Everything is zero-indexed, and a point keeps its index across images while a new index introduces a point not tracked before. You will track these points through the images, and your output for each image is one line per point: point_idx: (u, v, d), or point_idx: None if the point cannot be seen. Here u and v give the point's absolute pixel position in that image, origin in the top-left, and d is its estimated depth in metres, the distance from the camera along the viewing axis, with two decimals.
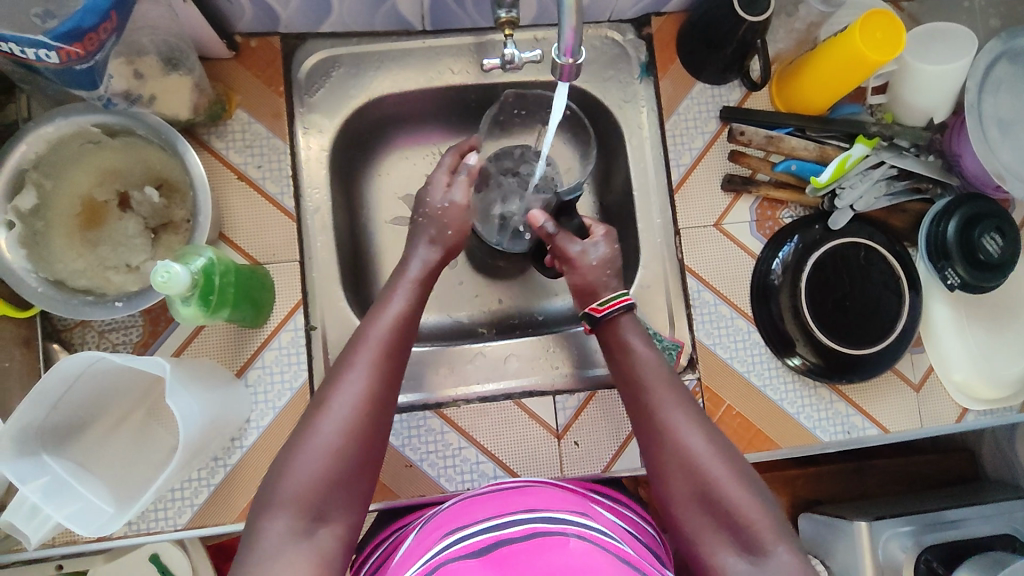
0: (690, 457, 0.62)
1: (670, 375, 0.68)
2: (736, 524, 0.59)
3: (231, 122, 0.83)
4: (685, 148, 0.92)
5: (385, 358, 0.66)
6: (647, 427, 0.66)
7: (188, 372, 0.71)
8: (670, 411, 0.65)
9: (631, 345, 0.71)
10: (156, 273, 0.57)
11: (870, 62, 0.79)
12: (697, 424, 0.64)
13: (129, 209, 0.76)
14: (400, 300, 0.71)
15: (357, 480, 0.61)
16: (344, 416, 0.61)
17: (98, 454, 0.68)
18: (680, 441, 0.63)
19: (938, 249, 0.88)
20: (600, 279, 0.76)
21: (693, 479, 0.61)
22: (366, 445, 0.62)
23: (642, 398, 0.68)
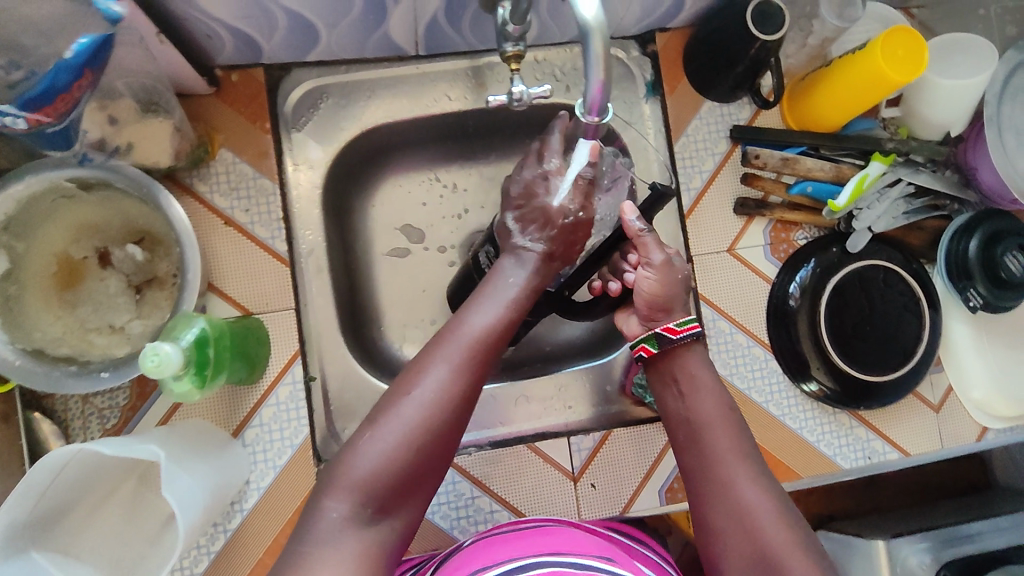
0: (751, 516, 0.57)
1: (735, 419, 0.64)
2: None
3: (215, 164, 0.77)
4: (695, 170, 0.88)
5: (477, 355, 0.57)
6: (706, 473, 0.61)
7: (178, 441, 0.66)
8: (732, 462, 0.60)
9: (698, 380, 0.65)
10: (145, 357, 0.52)
11: (890, 82, 0.75)
12: (760, 480, 0.60)
13: (109, 265, 0.71)
14: (501, 292, 0.60)
15: (424, 478, 0.54)
16: (431, 395, 0.54)
17: (89, 537, 0.64)
18: (742, 496, 0.59)
19: (959, 268, 0.86)
20: (676, 296, 0.66)
21: (753, 542, 0.56)
22: (441, 445, 0.55)
23: (701, 438, 0.63)
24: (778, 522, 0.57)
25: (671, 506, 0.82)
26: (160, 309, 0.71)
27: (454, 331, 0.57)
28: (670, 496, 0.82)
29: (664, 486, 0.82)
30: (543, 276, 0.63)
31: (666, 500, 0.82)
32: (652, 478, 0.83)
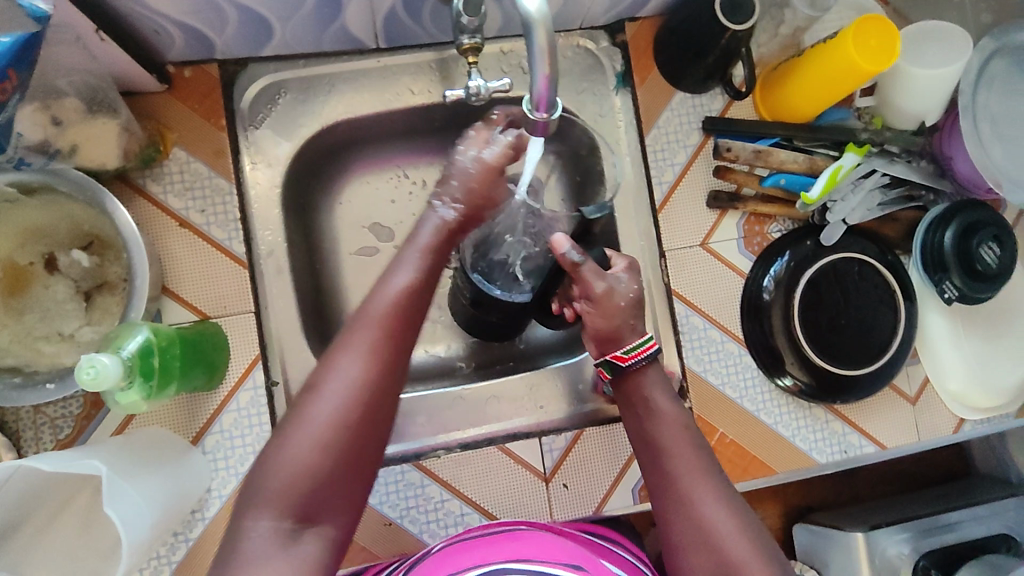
0: (712, 530, 0.57)
1: (696, 437, 0.63)
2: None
3: (168, 163, 0.75)
4: (667, 163, 0.86)
5: (388, 339, 0.56)
6: (666, 491, 0.61)
7: (130, 454, 0.65)
8: (693, 478, 0.60)
9: (654, 401, 0.66)
10: (81, 369, 0.49)
11: (862, 72, 0.73)
12: (720, 492, 0.59)
13: (57, 271, 0.68)
14: (406, 271, 0.59)
15: (351, 477, 0.53)
16: (336, 405, 0.53)
17: (39, 551, 0.62)
18: (702, 511, 0.58)
19: (935, 260, 0.85)
20: (625, 322, 0.66)
21: (716, 561, 0.56)
22: (366, 438, 0.53)
23: (661, 456, 0.62)
24: (739, 534, 0.57)
25: (645, 505, 0.81)
26: (111, 315, 0.68)
27: (361, 319, 0.56)
28: (644, 495, 0.81)
29: (638, 485, 0.81)
30: (448, 246, 0.63)
31: (639, 499, 0.81)
32: (625, 477, 0.81)
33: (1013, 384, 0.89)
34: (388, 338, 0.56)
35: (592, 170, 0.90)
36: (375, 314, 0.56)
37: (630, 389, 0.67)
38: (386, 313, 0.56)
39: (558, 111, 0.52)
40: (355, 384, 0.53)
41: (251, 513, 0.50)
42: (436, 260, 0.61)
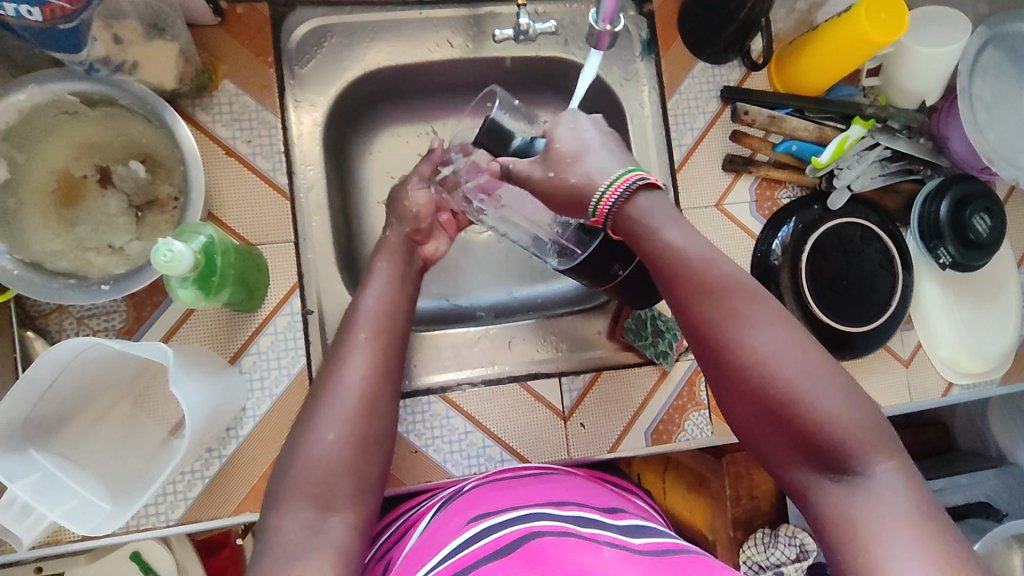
0: (763, 370, 0.56)
1: (732, 272, 0.60)
2: (821, 447, 0.55)
3: (218, 94, 0.78)
4: (686, 127, 0.92)
5: (378, 341, 0.68)
6: (706, 339, 0.59)
7: (186, 360, 0.67)
8: (731, 329, 0.58)
9: (677, 245, 0.60)
10: (157, 252, 0.52)
11: (874, 41, 0.79)
12: (764, 330, 0.57)
13: (110, 185, 0.71)
14: (377, 290, 0.72)
15: (368, 454, 0.62)
16: (348, 399, 0.63)
17: (85, 447, 0.64)
18: (747, 354, 0.57)
19: (930, 228, 0.90)
20: (578, 183, 0.64)
21: (765, 407, 0.57)
22: (375, 421, 0.64)
23: (691, 312, 0.60)
24: (793, 368, 0.56)
25: (657, 446, 0.85)
26: (160, 231, 0.71)
27: (355, 323, 0.69)
28: (656, 437, 0.85)
29: (650, 428, 0.85)
30: (410, 258, 0.78)
31: (651, 441, 0.85)
32: (639, 419, 0.85)
33: (998, 351, 0.95)
34: (380, 339, 0.69)
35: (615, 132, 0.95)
36: (363, 323, 0.69)
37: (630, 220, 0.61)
38: (369, 323, 0.69)
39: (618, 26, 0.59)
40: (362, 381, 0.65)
41: (280, 500, 0.57)
42: (400, 281, 0.75)
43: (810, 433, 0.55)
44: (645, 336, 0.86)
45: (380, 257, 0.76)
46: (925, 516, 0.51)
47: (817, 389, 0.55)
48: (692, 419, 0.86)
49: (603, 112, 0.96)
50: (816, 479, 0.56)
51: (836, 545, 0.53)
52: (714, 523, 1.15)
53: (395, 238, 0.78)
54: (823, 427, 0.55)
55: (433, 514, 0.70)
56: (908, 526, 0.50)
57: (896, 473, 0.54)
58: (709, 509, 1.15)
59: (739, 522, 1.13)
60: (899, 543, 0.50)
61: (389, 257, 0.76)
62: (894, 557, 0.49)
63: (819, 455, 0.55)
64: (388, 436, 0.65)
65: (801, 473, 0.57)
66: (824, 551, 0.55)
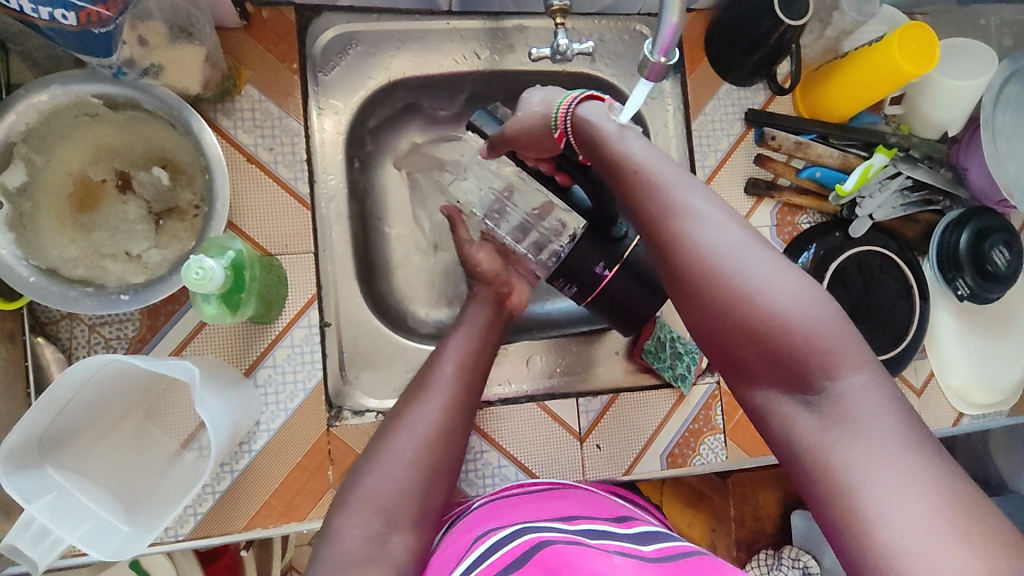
0: (714, 268, 0.51)
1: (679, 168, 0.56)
2: (781, 352, 0.49)
3: (240, 99, 0.76)
4: (711, 149, 0.91)
5: (467, 380, 0.70)
6: (653, 239, 0.54)
7: (204, 373, 0.65)
8: (675, 221, 0.53)
9: (620, 144, 0.57)
10: (190, 270, 0.51)
11: (903, 73, 0.79)
12: (710, 223, 0.53)
13: (130, 191, 0.69)
14: (468, 330, 0.75)
15: (434, 485, 0.62)
16: (424, 430, 0.65)
17: (96, 461, 0.61)
18: (696, 250, 0.52)
19: (949, 259, 0.91)
20: (538, 113, 0.66)
21: (718, 308, 0.51)
22: (446, 452, 0.65)
23: (637, 208, 0.55)
24: (748, 266, 0.51)
25: (671, 470, 0.85)
26: (180, 240, 0.69)
27: (438, 360, 0.72)
28: (671, 460, 0.85)
29: (666, 451, 0.85)
30: (503, 312, 0.79)
31: (667, 464, 0.85)
32: (655, 442, 0.85)
33: (1009, 383, 0.96)
34: (464, 374, 0.71)
35: None
36: (451, 359, 0.71)
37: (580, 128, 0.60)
38: (458, 360, 0.71)
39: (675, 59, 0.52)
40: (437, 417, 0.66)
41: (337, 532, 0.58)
42: (493, 326, 0.77)
43: (770, 342, 0.49)
44: (664, 359, 0.85)
45: (470, 307, 0.78)
46: (905, 429, 0.45)
47: (775, 290, 0.50)
48: (708, 443, 0.85)
49: None
50: (778, 393, 0.50)
51: (812, 483, 0.47)
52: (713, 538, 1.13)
53: (486, 294, 0.79)
54: (782, 331, 0.49)
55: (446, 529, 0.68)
56: (887, 452, 0.44)
57: (864, 383, 0.47)
58: (707, 524, 1.14)
59: (742, 544, 1.14)
60: (875, 471, 0.43)
61: (483, 305, 0.78)
62: (871, 486, 0.43)
63: (781, 368, 0.49)
64: (457, 467, 0.65)
65: (766, 394, 0.51)
66: (806, 495, 0.48)
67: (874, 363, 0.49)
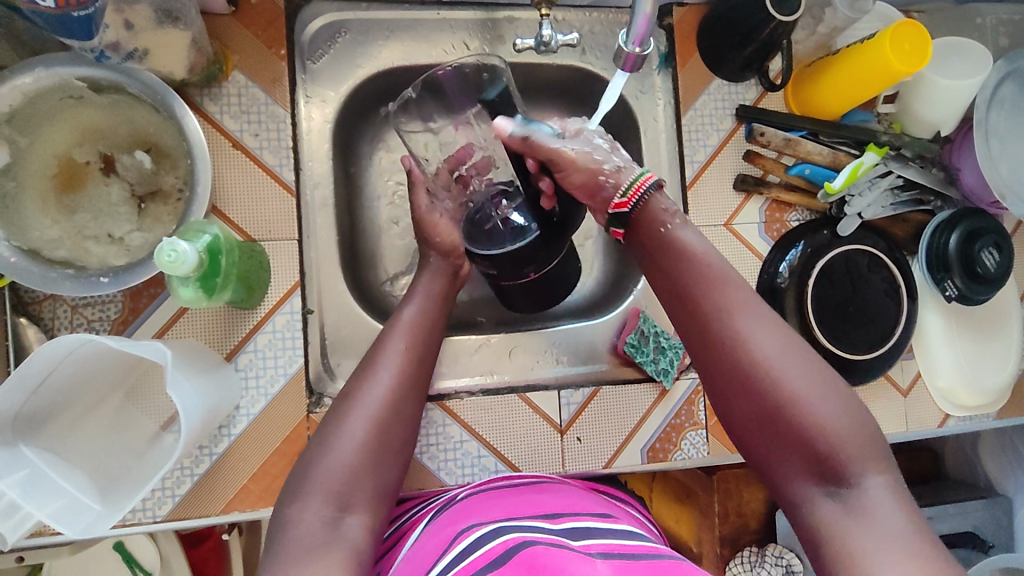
0: (761, 364, 0.55)
1: (734, 271, 0.60)
2: (815, 448, 0.53)
3: (227, 85, 0.76)
4: (700, 144, 0.90)
5: (416, 351, 0.69)
6: (703, 330, 0.59)
7: (181, 358, 0.66)
8: (728, 316, 0.58)
9: (676, 238, 0.62)
10: (161, 251, 0.51)
11: (893, 71, 0.79)
12: (759, 326, 0.57)
13: (113, 173, 0.69)
14: (415, 303, 0.73)
15: (388, 459, 0.62)
16: (373, 408, 0.63)
17: (75, 440, 0.62)
18: (747, 344, 0.56)
19: (939, 261, 0.90)
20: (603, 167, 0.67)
21: (760, 401, 0.55)
22: (397, 427, 0.64)
23: (691, 301, 0.60)
24: (793, 367, 0.55)
25: (653, 465, 0.84)
26: (162, 223, 0.69)
27: (390, 334, 0.70)
28: (652, 455, 0.84)
29: (647, 445, 0.84)
30: (452, 288, 0.78)
31: (647, 459, 0.84)
32: (636, 436, 0.85)
33: (997, 386, 0.95)
34: (415, 347, 0.69)
35: (626, 144, 0.94)
36: (401, 327, 0.70)
37: (644, 216, 0.64)
38: (410, 326, 0.71)
39: (650, 49, 0.59)
40: (385, 395, 0.64)
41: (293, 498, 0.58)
42: (445, 300, 0.76)
43: (806, 439, 0.53)
44: (647, 353, 0.85)
45: (422, 275, 0.77)
46: (919, 529, 0.50)
47: (814, 392, 0.54)
48: (689, 438, 0.85)
49: (616, 123, 0.95)
50: (808, 487, 0.54)
51: (830, 565, 0.51)
52: (701, 536, 1.12)
53: (436, 253, 0.77)
54: (817, 432, 0.53)
55: (427, 524, 0.69)
56: (906, 548, 0.48)
57: (887, 486, 0.52)
58: (695, 520, 1.12)
59: (726, 540, 1.12)
60: (891, 561, 0.48)
61: (437, 271, 0.77)
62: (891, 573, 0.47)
63: (813, 464, 0.53)
64: (405, 446, 0.65)
65: (794, 485, 0.54)
66: None
67: (894, 466, 0.54)
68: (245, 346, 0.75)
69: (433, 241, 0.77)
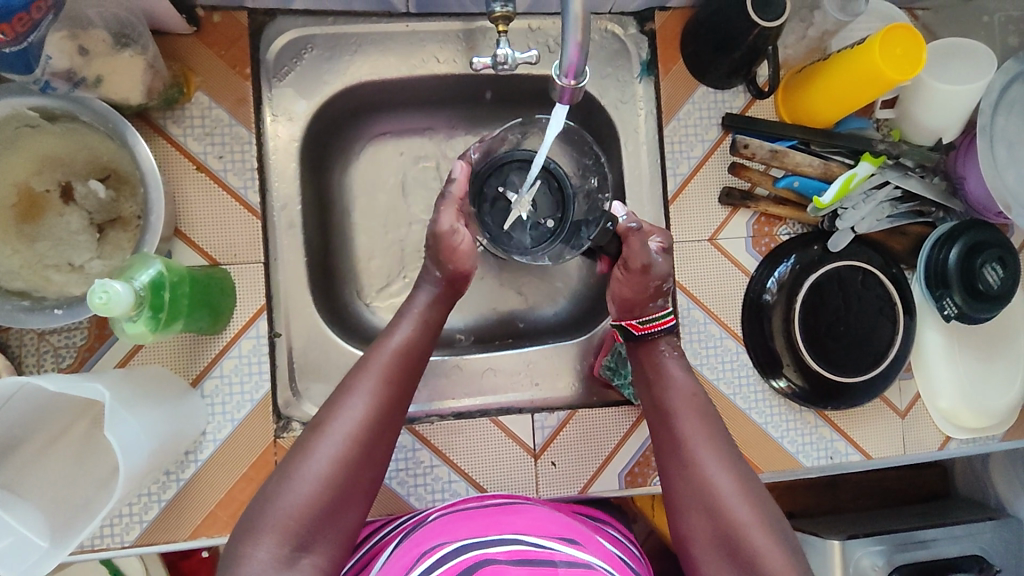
0: (718, 492, 0.63)
1: (707, 406, 0.69)
2: (756, 572, 0.59)
3: (190, 106, 0.75)
4: (683, 156, 0.87)
5: (396, 380, 0.67)
6: (676, 455, 0.67)
7: (136, 388, 0.65)
8: (700, 445, 0.66)
9: (665, 367, 0.73)
10: (93, 293, 0.50)
11: (884, 79, 0.74)
12: (722, 459, 0.65)
13: (72, 202, 0.69)
14: (405, 328, 0.71)
15: (352, 500, 0.62)
16: (339, 441, 0.62)
17: (33, 474, 0.62)
18: (711, 474, 0.64)
19: (938, 276, 0.85)
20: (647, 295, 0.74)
21: (716, 524, 0.62)
22: (367, 469, 0.63)
23: (672, 427, 0.69)
24: (745, 499, 0.63)
25: (631, 490, 0.82)
26: (123, 250, 0.69)
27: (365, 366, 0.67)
28: (630, 480, 0.82)
29: (625, 470, 0.82)
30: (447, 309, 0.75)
31: (625, 484, 0.82)
32: (613, 460, 0.82)
33: (1003, 407, 0.90)
34: (393, 380, 0.66)
35: (609, 156, 0.91)
36: (380, 360, 0.67)
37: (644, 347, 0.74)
38: (387, 363, 0.67)
39: (585, 80, 0.58)
40: (352, 434, 0.63)
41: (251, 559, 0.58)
42: (432, 326, 0.73)
43: (750, 565, 0.60)
44: (624, 375, 0.83)
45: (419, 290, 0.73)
46: None
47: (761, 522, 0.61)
48: None
49: (598, 134, 0.92)
50: None
51: None
52: None
53: (441, 276, 0.73)
54: (761, 559, 0.60)
55: (394, 547, 0.64)
56: None
57: None
58: None
59: None
60: None
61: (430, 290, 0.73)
62: None
63: None
64: (371, 488, 0.64)
65: None
66: None
67: None
68: (209, 371, 0.74)
69: (446, 264, 0.72)
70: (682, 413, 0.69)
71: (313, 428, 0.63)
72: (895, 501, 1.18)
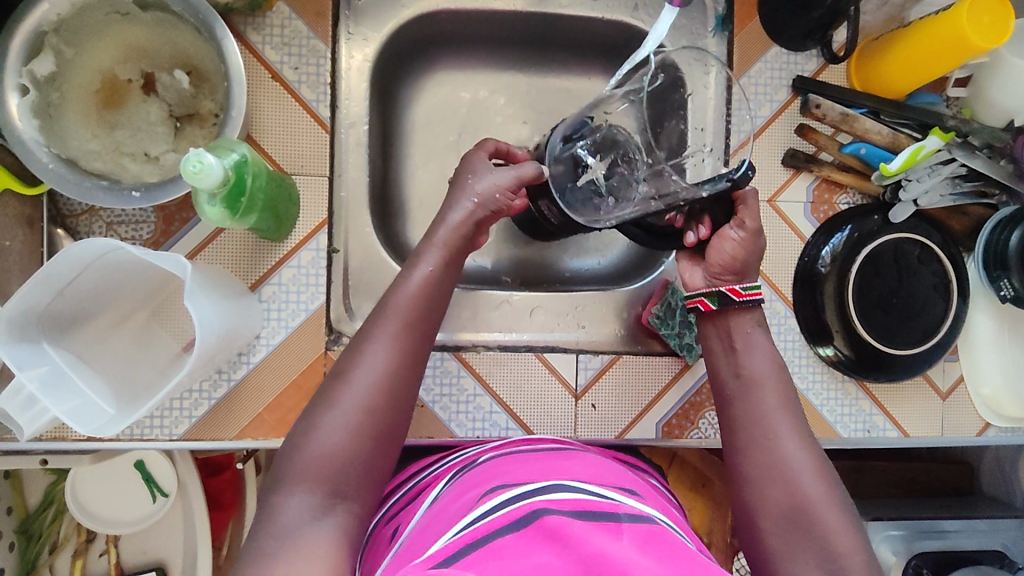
0: (790, 466, 0.63)
1: (783, 380, 0.69)
2: (826, 548, 0.59)
3: (271, 15, 0.75)
4: (751, 114, 0.86)
5: (411, 327, 0.63)
6: (751, 428, 0.66)
7: (204, 278, 0.66)
8: (778, 419, 0.66)
9: (743, 337, 0.70)
10: (189, 162, 0.52)
11: (970, 45, 0.73)
12: (798, 436, 0.65)
13: (153, 92, 0.70)
14: (428, 264, 0.66)
15: (386, 446, 0.60)
16: (367, 386, 0.60)
17: (99, 349, 0.64)
18: (786, 448, 0.64)
19: (996, 258, 0.85)
20: (751, 262, 0.71)
21: (787, 496, 0.62)
22: (393, 412, 0.61)
23: (748, 398, 0.68)
24: (818, 476, 0.63)
25: (667, 440, 0.83)
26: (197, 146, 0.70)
27: (384, 313, 0.63)
28: (667, 430, 0.82)
29: (663, 420, 0.83)
30: (466, 240, 0.69)
31: (662, 433, 0.82)
32: (652, 410, 0.83)
33: None
34: (410, 328, 0.63)
35: None
36: (402, 304, 0.64)
37: (715, 327, 0.72)
38: (407, 306, 0.63)
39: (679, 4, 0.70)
40: (379, 382, 0.60)
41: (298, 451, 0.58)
42: (455, 258, 0.68)
43: (820, 541, 0.59)
44: (672, 326, 0.82)
45: (449, 211, 0.68)
46: None
47: (833, 501, 0.61)
48: (708, 417, 0.83)
49: None
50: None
51: None
52: (712, 526, 1.03)
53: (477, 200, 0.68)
54: (830, 535, 0.59)
55: (446, 484, 0.63)
56: None
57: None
58: (713, 508, 1.03)
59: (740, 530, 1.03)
60: None
61: (463, 219, 0.68)
62: None
63: (823, 562, 0.58)
64: (401, 427, 0.62)
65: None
66: None
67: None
68: (268, 276, 0.75)
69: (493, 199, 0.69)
70: (759, 387, 0.68)
71: (334, 377, 0.60)
72: (918, 493, 1.17)
